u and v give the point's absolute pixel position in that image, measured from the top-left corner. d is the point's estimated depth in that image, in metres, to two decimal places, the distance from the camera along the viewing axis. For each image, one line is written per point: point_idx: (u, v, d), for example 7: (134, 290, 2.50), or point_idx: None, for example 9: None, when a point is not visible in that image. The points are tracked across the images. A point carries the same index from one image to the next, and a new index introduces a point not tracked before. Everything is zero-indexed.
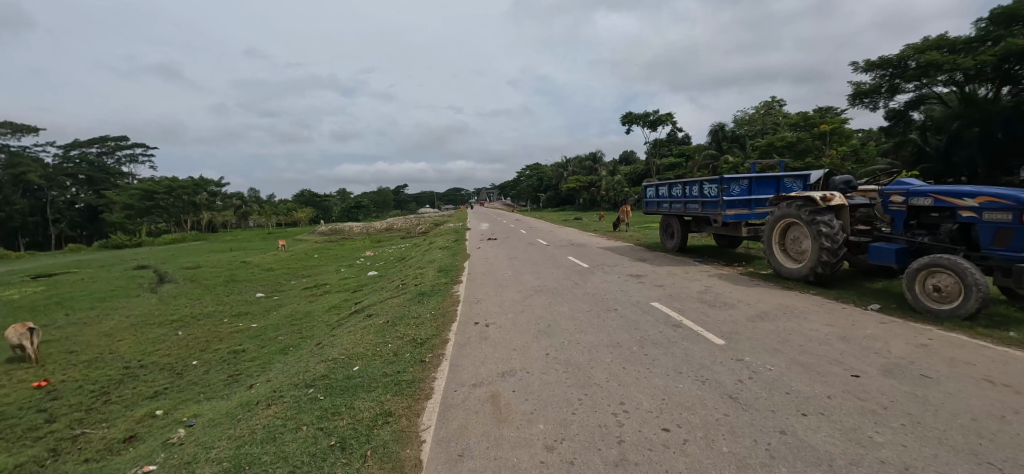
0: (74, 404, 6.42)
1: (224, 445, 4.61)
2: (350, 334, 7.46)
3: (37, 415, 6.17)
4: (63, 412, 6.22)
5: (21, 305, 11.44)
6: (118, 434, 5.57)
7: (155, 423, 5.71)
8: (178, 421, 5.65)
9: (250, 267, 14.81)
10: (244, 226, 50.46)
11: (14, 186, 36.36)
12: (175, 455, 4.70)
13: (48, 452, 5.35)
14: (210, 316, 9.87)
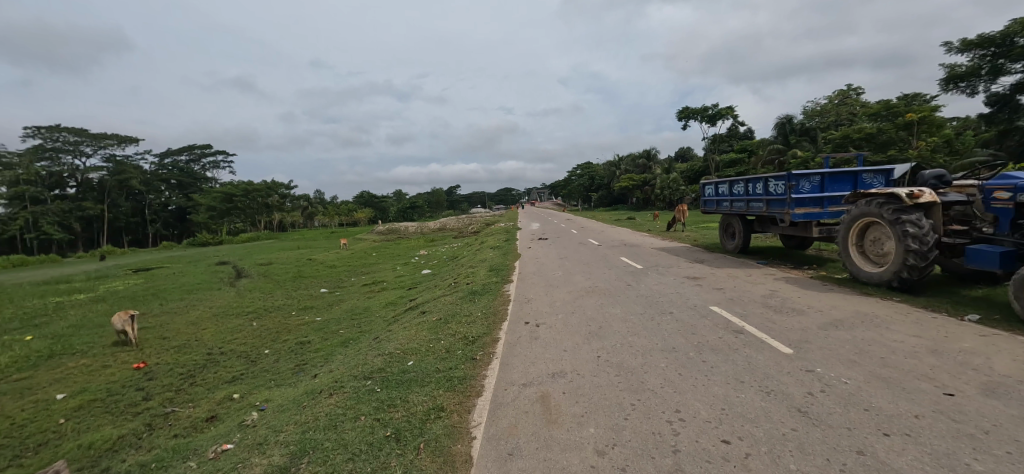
0: (166, 385, 6.97)
1: (291, 429, 4.83)
2: (405, 329, 7.63)
3: (136, 392, 6.75)
4: (157, 392, 6.75)
5: (123, 295, 12.65)
6: (201, 413, 6.01)
7: (232, 405, 6.10)
8: (252, 404, 5.99)
9: (315, 264, 15.57)
10: (310, 225, 53.35)
11: (118, 190, 40.30)
12: (249, 436, 4.99)
13: (145, 426, 5.81)
14: (280, 308, 10.46)
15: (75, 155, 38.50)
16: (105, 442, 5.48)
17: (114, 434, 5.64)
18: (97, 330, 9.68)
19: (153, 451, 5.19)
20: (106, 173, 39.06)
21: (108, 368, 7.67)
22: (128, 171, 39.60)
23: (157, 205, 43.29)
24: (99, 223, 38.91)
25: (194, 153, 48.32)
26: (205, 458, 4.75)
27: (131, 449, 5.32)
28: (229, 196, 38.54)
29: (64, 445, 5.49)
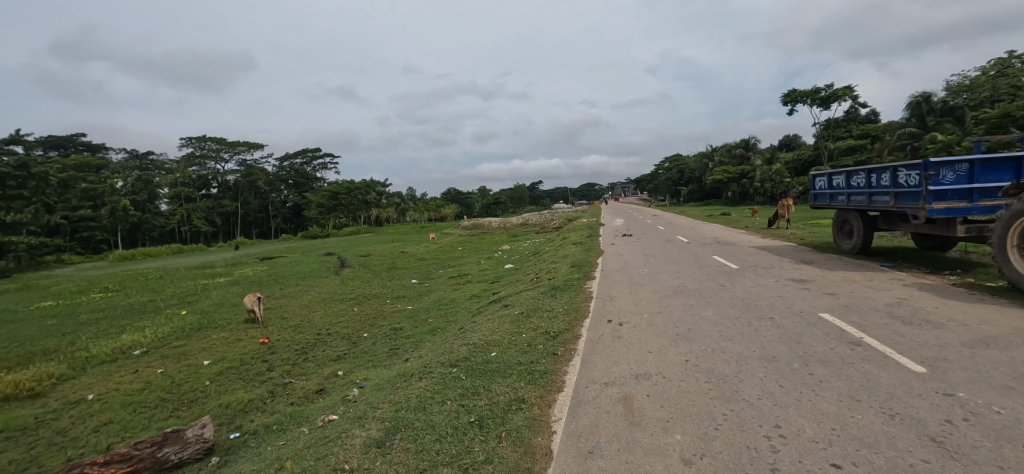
0: (285, 358, 7.68)
1: (385, 407, 5.07)
2: (489, 321, 7.72)
3: (262, 363, 7.52)
4: (278, 364, 7.45)
5: (251, 280, 14.23)
6: (312, 385, 6.55)
7: (337, 381, 6.57)
8: (353, 382, 6.40)
9: (408, 256, 16.36)
10: (402, 220, 56.51)
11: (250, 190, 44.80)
12: (351, 409, 5.34)
13: (269, 393, 6.44)
14: (378, 296, 11.15)
15: (217, 160, 43.32)
16: (239, 403, 6.16)
17: (246, 397, 6.31)
18: (233, 308, 11.00)
19: (274, 415, 5.77)
20: (239, 175, 43.64)
21: (242, 340, 8.63)
22: (256, 175, 43.51)
23: (277, 203, 48.06)
24: (235, 219, 44.29)
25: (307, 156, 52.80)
26: (315, 426, 5.17)
27: (257, 412, 5.93)
28: (334, 194, 41.91)
29: (208, 403, 6.26)
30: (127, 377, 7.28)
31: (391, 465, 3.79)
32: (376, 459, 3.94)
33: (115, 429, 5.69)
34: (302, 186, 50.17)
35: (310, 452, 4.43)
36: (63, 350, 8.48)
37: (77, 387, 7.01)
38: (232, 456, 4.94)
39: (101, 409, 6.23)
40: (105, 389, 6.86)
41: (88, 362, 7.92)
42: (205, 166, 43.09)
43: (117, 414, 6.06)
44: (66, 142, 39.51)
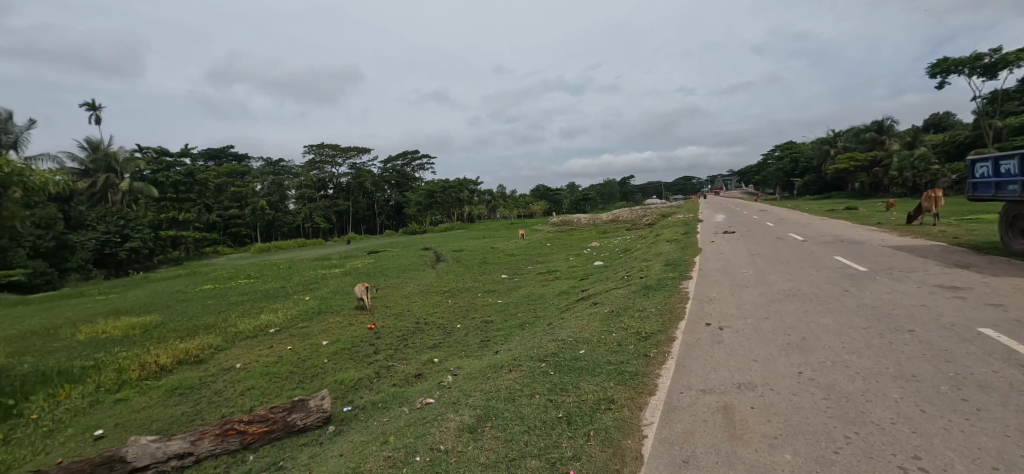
0: (389, 342, 8.06)
1: (478, 395, 5.12)
2: (577, 318, 7.53)
3: (369, 346, 7.94)
4: (383, 348, 7.84)
5: (360, 270, 15.06)
6: (411, 369, 6.83)
7: (434, 367, 6.79)
8: (447, 369, 6.58)
9: (500, 252, 16.51)
10: (493, 217, 57.88)
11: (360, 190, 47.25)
12: (446, 394, 5.51)
13: (375, 373, 6.82)
14: (470, 289, 11.27)
15: (334, 166, 46.46)
16: (351, 380, 6.57)
17: (357, 375, 6.73)
18: (346, 296, 11.71)
19: (380, 394, 6.09)
20: (353, 177, 46.55)
21: (353, 325, 9.18)
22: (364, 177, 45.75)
23: (382, 202, 50.59)
24: (347, 216, 48.15)
25: (409, 158, 54.83)
26: (413, 407, 5.41)
27: (366, 390, 6.31)
28: (430, 193, 43.76)
29: (326, 379, 6.76)
30: (265, 350, 8.15)
31: (482, 451, 3.83)
32: (467, 443, 4.00)
33: (256, 393, 6.42)
34: (404, 185, 53.17)
35: (409, 431, 4.62)
36: (217, 325, 9.71)
37: (228, 356, 7.98)
38: (347, 425, 5.30)
39: (247, 375, 7.05)
40: (247, 360, 7.72)
41: (234, 336, 8.98)
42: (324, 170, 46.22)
43: (257, 381, 6.83)
44: (223, 153, 42.85)
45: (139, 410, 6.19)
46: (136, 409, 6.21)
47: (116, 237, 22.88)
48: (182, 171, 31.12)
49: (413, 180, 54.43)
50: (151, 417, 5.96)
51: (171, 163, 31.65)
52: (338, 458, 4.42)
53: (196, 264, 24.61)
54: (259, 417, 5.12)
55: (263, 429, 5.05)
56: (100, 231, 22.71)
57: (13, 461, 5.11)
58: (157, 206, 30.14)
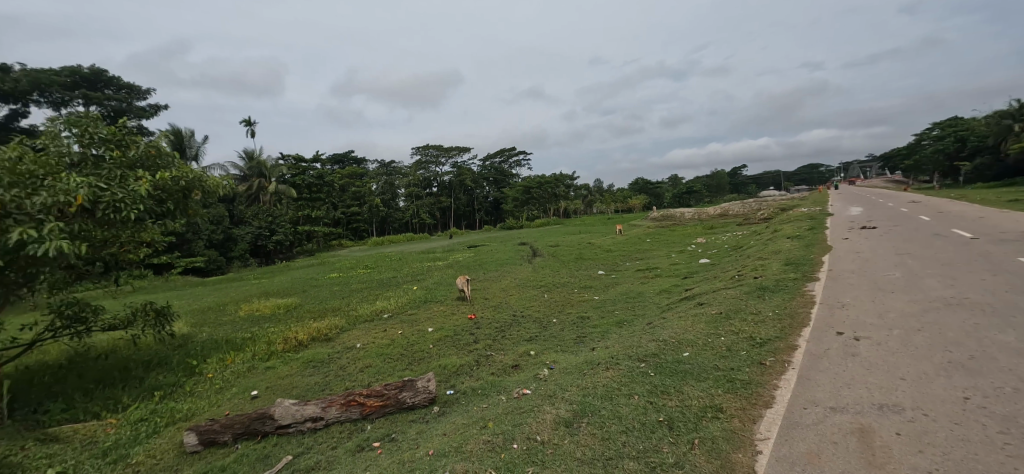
0: (488, 333, 7.76)
1: (575, 390, 5.00)
2: (680, 319, 6.99)
3: (469, 335, 7.71)
4: (482, 338, 7.60)
5: (462, 263, 15.05)
6: (509, 360, 6.67)
7: (530, 359, 6.63)
8: (543, 362, 6.43)
9: (598, 248, 15.68)
10: (591, 211, 56.85)
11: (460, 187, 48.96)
12: (542, 387, 5.43)
13: (475, 361, 6.73)
14: (566, 285, 10.41)
15: (437, 166, 48.80)
16: (452, 366, 6.55)
17: (459, 362, 6.68)
18: (449, 286, 11.41)
19: (479, 381, 6.08)
20: (455, 174, 48.32)
21: (454, 315, 8.83)
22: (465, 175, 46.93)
23: (482, 199, 52.21)
24: (449, 213, 50.19)
25: (508, 154, 55.63)
26: (511, 396, 5.39)
27: (466, 376, 6.29)
28: (527, 188, 43.79)
29: (431, 363, 6.74)
30: (380, 333, 8.20)
31: (579, 446, 3.84)
32: (564, 437, 4.02)
33: (373, 371, 6.56)
34: (502, 181, 53.99)
35: (508, 418, 4.64)
36: (342, 309, 10.20)
37: (351, 336, 8.17)
38: (449, 408, 5.40)
39: (364, 355, 7.19)
40: (366, 341, 7.84)
41: (354, 320, 9.10)
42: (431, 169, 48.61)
43: (374, 360, 6.95)
44: (345, 158, 46.22)
45: (282, 376, 6.73)
46: (281, 376, 6.73)
47: (266, 231, 26.26)
48: (315, 174, 34.05)
49: (511, 175, 54.86)
50: (293, 384, 6.44)
51: (309, 167, 34.43)
52: (442, 437, 4.54)
53: (329, 255, 27.40)
54: (375, 392, 5.34)
55: (378, 403, 5.29)
56: (255, 226, 26.23)
57: (194, 409, 6.02)
58: (294, 203, 33.28)
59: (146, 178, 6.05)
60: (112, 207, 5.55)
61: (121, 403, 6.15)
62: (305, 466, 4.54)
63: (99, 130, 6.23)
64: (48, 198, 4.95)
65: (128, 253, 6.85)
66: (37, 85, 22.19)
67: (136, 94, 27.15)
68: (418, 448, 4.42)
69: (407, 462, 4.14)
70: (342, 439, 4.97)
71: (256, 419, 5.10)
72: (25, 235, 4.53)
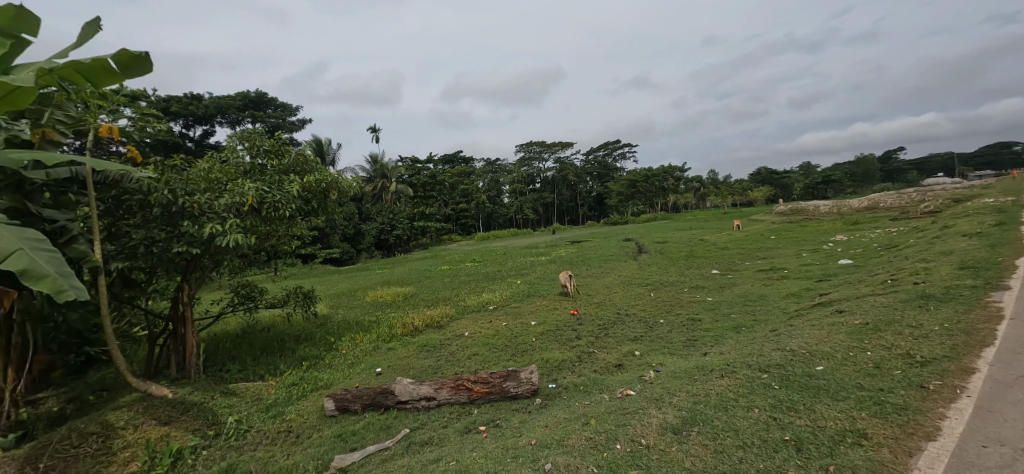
0: (591, 330, 7.33)
1: (684, 395, 4.61)
2: (814, 327, 6.06)
3: (571, 331, 7.29)
4: (584, 334, 7.16)
5: (565, 259, 14.66)
6: (612, 359, 6.23)
7: (635, 360, 6.15)
8: (649, 364, 5.94)
9: (711, 244, 14.32)
10: (704, 206, 52.96)
11: (563, 181, 48.73)
12: (647, 389, 5.02)
13: (577, 357, 6.35)
14: (675, 284, 9.67)
15: (541, 161, 49.00)
16: (554, 360, 6.23)
17: (561, 356, 6.34)
18: (551, 282, 11.22)
19: (581, 377, 5.75)
20: (559, 169, 48.20)
21: (557, 309, 8.53)
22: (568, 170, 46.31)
23: (585, 194, 51.40)
24: (552, 208, 50.06)
25: (614, 147, 53.93)
26: (614, 396, 5.06)
27: (568, 371, 5.95)
28: (633, 182, 42.06)
29: (534, 355, 6.46)
30: (487, 324, 8.01)
31: (687, 455, 3.62)
32: (672, 444, 3.79)
33: (479, 359, 6.47)
34: (606, 176, 52.41)
35: (611, 416, 4.40)
36: (453, 300, 10.38)
37: (459, 326, 8.06)
38: (551, 401, 5.22)
39: (471, 343, 7.06)
40: (473, 330, 7.68)
41: (462, 309, 9.11)
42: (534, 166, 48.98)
43: (480, 349, 6.80)
44: (454, 157, 48.27)
45: (402, 358, 6.86)
46: (400, 357, 6.87)
47: (388, 226, 28.58)
48: (428, 173, 36.18)
49: (615, 169, 52.98)
50: (410, 365, 6.52)
51: (422, 168, 36.74)
52: (543, 428, 4.42)
53: (441, 248, 28.82)
54: (481, 377, 5.31)
55: (483, 389, 5.25)
56: (379, 222, 28.53)
57: (332, 379, 6.44)
58: (411, 200, 35.38)
59: (297, 182, 6.71)
60: (274, 207, 6.36)
61: (279, 367, 6.75)
62: (420, 440, 4.62)
63: (263, 143, 6.81)
64: (227, 199, 5.74)
65: (280, 244, 7.36)
66: (220, 109, 26.69)
67: (286, 112, 30.08)
68: (521, 437, 4.34)
69: (509, 449, 4.07)
70: (449, 421, 4.98)
71: (379, 394, 5.34)
72: (213, 230, 5.42)
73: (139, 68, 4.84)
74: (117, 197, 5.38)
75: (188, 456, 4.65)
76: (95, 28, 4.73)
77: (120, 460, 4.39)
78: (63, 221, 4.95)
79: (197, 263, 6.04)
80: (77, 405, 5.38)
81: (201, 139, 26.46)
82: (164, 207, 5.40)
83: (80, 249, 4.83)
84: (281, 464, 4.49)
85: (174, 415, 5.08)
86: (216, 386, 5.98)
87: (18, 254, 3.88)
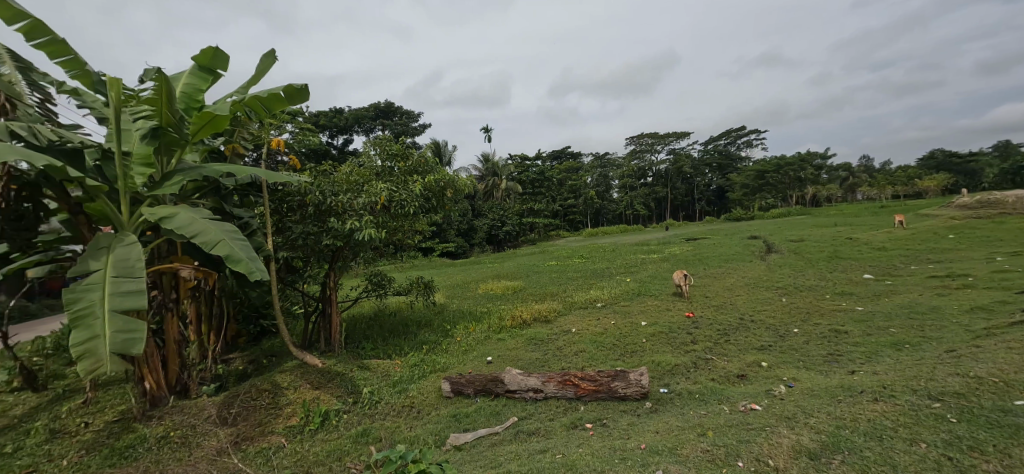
0: (709, 334, 6.60)
1: (824, 417, 3.89)
2: (1012, 350, 4.76)
3: (686, 335, 6.64)
4: (700, 339, 6.46)
5: (679, 257, 13.57)
6: (733, 368, 5.46)
7: (761, 372, 5.32)
8: (779, 379, 5.07)
9: (859, 243, 12.20)
10: (849, 199, 46.03)
11: (678, 174, 45.83)
12: (778, 405, 4.29)
13: (692, 362, 5.68)
14: (814, 289, 8.40)
15: (654, 153, 46.61)
16: (667, 363, 5.64)
17: (674, 360, 5.72)
18: (664, 281, 10.47)
19: (697, 384, 5.10)
20: (673, 162, 45.43)
21: (670, 311, 7.89)
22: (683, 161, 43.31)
23: (704, 187, 47.79)
24: (665, 204, 47.31)
25: (737, 135, 49.30)
26: (734, 409, 4.40)
27: (683, 377, 5.33)
28: (761, 173, 37.96)
29: (644, 357, 5.96)
30: (594, 321, 7.67)
31: None
32: (807, 471, 3.25)
33: (585, 356, 6.15)
34: (727, 167, 48.00)
35: (732, 429, 3.87)
36: (559, 296, 10.20)
37: (566, 322, 7.81)
38: (663, 407, 4.66)
39: (577, 340, 6.75)
40: (580, 327, 7.39)
41: (569, 306, 8.88)
42: (645, 158, 46.70)
43: (586, 346, 6.48)
44: (561, 152, 47.90)
45: (511, 348, 6.76)
46: (509, 349, 6.77)
47: (498, 222, 29.35)
48: (537, 170, 36.37)
49: (739, 159, 48.21)
50: (518, 357, 6.41)
51: (531, 165, 36.98)
52: (654, 434, 4.00)
53: (549, 244, 28.75)
54: (588, 374, 4.93)
55: (591, 387, 4.87)
56: (490, 219, 29.39)
57: (448, 363, 6.42)
58: (520, 197, 35.81)
59: (420, 182, 6.89)
60: (401, 205, 6.57)
61: (405, 349, 6.94)
62: (528, 429, 4.40)
63: (390, 147, 6.94)
64: (365, 199, 6.20)
65: (405, 238, 7.25)
66: (357, 119, 29.66)
67: (411, 118, 32.29)
68: (628, 440, 3.96)
69: (617, 450, 3.74)
70: (554, 415, 4.68)
71: (489, 381, 5.18)
72: (353, 225, 5.93)
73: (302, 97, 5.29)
74: (282, 197, 6.25)
75: (333, 417, 4.95)
76: (271, 59, 5.25)
77: (285, 414, 5.00)
78: (246, 218, 5.92)
79: (343, 253, 6.53)
80: (255, 366, 6.42)
81: (341, 146, 29.66)
82: (317, 205, 6.13)
83: (260, 240, 5.88)
84: (405, 435, 4.54)
85: (323, 381, 5.59)
86: (355, 362, 6.31)
87: (222, 242, 4.41)
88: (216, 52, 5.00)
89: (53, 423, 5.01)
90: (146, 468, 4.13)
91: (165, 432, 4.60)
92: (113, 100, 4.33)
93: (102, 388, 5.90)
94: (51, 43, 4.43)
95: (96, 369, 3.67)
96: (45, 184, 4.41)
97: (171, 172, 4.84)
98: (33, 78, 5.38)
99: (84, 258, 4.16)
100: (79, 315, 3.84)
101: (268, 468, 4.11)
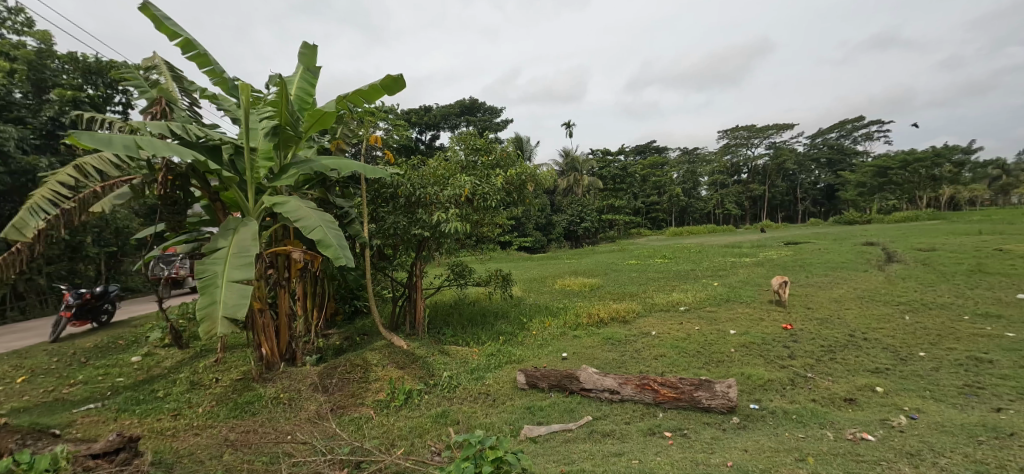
0: (811, 350, 5.87)
1: (959, 459, 3.26)
2: None
3: (783, 348, 5.98)
4: (801, 354, 5.78)
5: (775, 262, 12.34)
6: (841, 390, 4.81)
7: (875, 398, 4.61)
8: (899, 409, 4.35)
9: (1008, 256, 10.28)
10: None
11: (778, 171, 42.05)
12: (896, 438, 3.68)
13: (789, 379, 5.08)
14: (949, 308, 7.19)
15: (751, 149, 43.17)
16: (759, 378, 5.09)
17: (768, 375, 5.14)
18: (757, 287, 9.60)
19: (794, 404, 4.53)
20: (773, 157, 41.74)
21: (764, 321, 7.13)
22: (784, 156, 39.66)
23: (808, 185, 43.44)
24: (761, 202, 43.64)
25: (852, 128, 44.10)
26: (841, 436, 3.84)
27: (777, 394, 4.78)
28: (883, 170, 33.36)
29: (733, 368, 5.46)
30: (677, 325, 7.18)
31: None
32: None
33: (667, 362, 5.77)
34: (838, 163, 43.12)
35: (838, 458, 3.37)
36: (639, 296, 9.73)
37: (646, 323, 7.42)
38: (752, 424, 4.23)
39: (658, 343, 6.38)
40: (661, 330, 6.96)
41: (649, 307, 8.44)
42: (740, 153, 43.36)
43: (669, 351, 6.07)
44: (646, 147, 46.03)
45: (589, 347, 6.52)
46: (586, 347, 6.55)
47: (577, 218, 28.80)
48: (620, 165, 35.05)
49: (852, 154, 43.06)
50: (594, 355, 6.19)
51: (613, 160, 35.52)
52: (742, 451, 3.59)
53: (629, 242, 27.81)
54: (669, 380, 4.59)
55: (672, 394, 4.53)
56: (568, 215, 29.00)
57: (524, 355, 6.34)
58: (600, 193, 34.84)
59: (504, 176, 6.87)
60: (484, 198, 6.64)
61: (482, 339, 6.98)
62: (602, 430, 4.18)
63: (476, 143, 6.99)
64: (451, 191, 6.31)
65: (486, 231, 7.25)
66: (444, 116, 30.75)
67: (494, 113, 32.71)
68: (713, 454, 3.61)
69: (699, 463, 3.41)
70: (630, 419, 4.41)
71: (564, 377, 5.02)
72: (441, 217, 6.08)
73: (397, 88, 5.39)
74: (377, 189, 6.48)
75: (415, 397, 5.04)
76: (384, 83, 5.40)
77: (374, 388, 5.21)
78: (346, 208, 6.21)
79: (429, 243, 6.68)
80: (350, 342, 6.80)
81: (430, 142, 30.75)
82: (408, 197, 6.31)
83: (356, 229, 6.18)
84: (480, 421, 4.50)
85: (407, 362, 5.73)
86: (436, 347, 6.45)
87: (319, 227, 4.69)
88: (315, 48, 5.50)
89: (192, 375, 5.64)
90: (261, 424, 4.54)
91: (277, 394, 5.03)
92: (244, 103, 4.72)
93: (230, 350, 6.57)
94: (200, 55, 5.02)
95: (210, 331, 4.00)
96: (192, 175, 4.97)
97: (289, 165, 5.21)
98: (184, 86, 6.08)
99: (215, 236, 4.63)
100: (205, 283, 4.24)
101: (358, 436, 4.28)
